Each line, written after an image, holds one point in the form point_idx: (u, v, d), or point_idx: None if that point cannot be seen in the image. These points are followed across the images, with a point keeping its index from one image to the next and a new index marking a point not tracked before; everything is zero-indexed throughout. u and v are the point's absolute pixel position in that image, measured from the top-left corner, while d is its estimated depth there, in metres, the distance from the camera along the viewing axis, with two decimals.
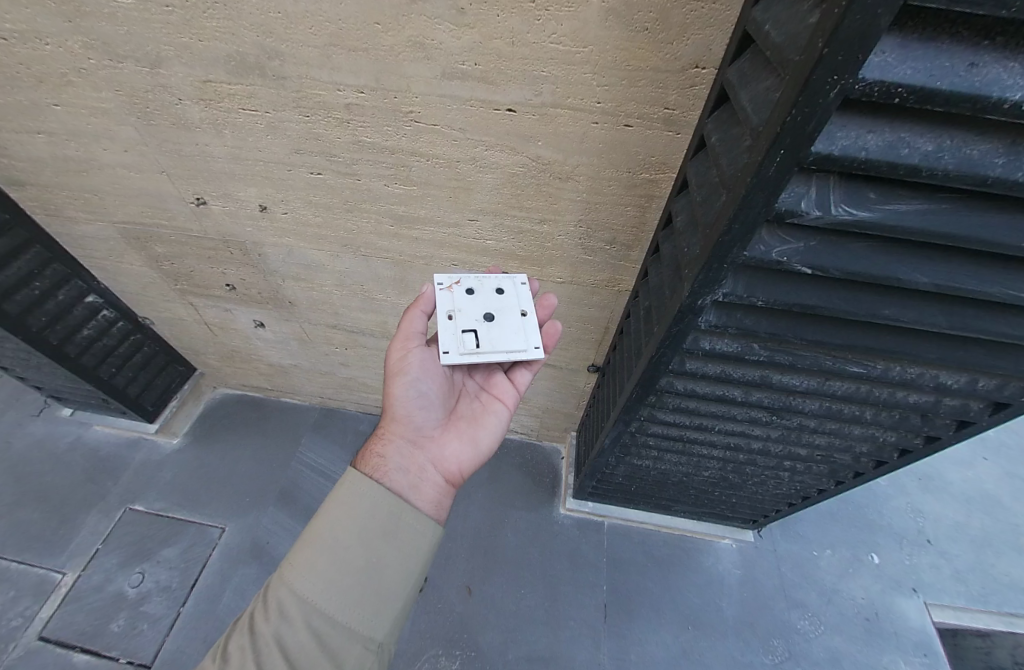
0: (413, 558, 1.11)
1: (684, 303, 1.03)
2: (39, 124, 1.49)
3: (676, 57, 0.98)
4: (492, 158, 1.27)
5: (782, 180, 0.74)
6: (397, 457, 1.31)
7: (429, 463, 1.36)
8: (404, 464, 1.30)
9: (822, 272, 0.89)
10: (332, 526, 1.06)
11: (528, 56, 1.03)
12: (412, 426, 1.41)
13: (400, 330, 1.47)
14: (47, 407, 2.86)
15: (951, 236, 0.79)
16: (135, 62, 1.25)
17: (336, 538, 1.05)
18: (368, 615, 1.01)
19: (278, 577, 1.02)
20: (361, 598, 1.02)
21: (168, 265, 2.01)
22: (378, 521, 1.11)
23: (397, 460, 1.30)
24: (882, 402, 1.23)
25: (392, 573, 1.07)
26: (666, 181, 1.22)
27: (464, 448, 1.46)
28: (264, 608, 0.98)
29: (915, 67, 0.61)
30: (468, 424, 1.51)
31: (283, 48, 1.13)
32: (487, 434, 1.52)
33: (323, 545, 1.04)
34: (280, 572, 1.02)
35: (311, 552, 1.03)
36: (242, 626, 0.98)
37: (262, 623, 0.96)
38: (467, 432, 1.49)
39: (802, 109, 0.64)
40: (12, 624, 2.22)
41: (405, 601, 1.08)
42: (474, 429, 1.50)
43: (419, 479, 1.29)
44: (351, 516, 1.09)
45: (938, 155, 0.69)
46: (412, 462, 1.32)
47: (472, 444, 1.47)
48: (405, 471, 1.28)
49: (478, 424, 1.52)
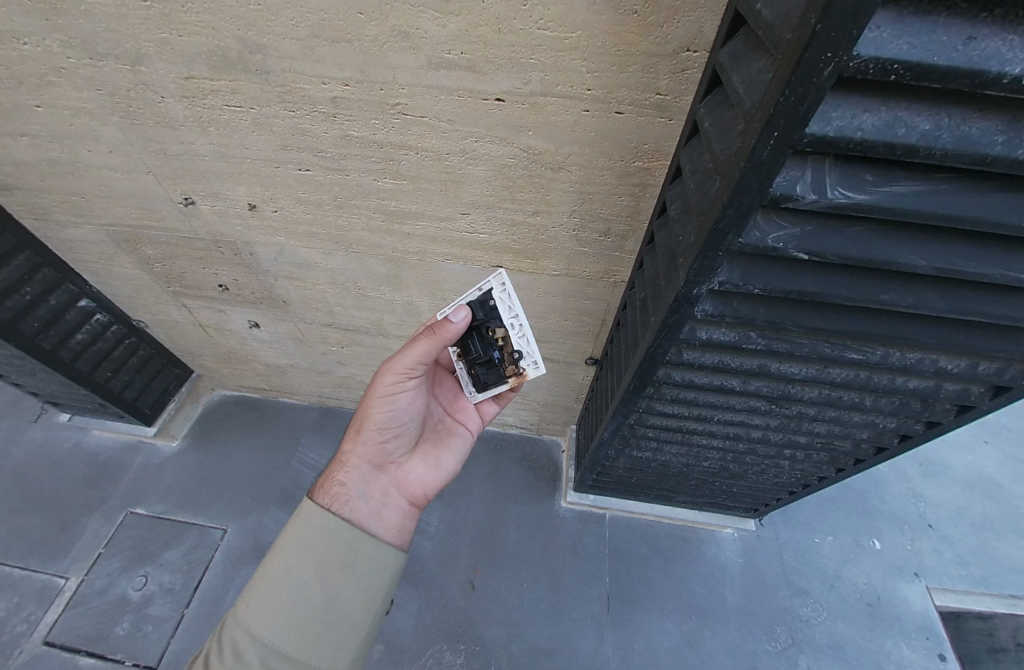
0: (373, 587, 1.12)
1: (679, 293, 1.01)
2: (22, 127, 1.46)
3: (666, 41, 0.96)
4: (482, 150, 1.25)
5: (776, 164, 0.72)
6: (361, 483, 1.32)
7: (393, 487, 1.40)
8: (369, 490, 1.32)
9: (819, 257, 0.88)
10: (287, 563, 1.05)
11: (515, 43, 1.01)
12: (382, 451, 1.42)
13: (401, 354, 1.37)
14: (45, 413, 2.85)
15: (950, 217, 0.77)
16: (116, 60, 1.23)
17: (291, 576, 1.04)
18: (325, 651, 1.02)
19: (235, 615, 1.02)
20: (319, 635, 1.03)
21: (159, 267, 1.99)
22: (335, 554, 1.10)
23: (360, 487, 1.31)
24: (882, 388, 1.22)
25: (351, 605, 1.08)
26: (660, 169, 1.20)
27: (427, 472, 1.52)
28: (219, 649, 0.98)
29: (911, 43, 0.59)
30: (432, 448, 1.58)
31: (265, 40, 1.10)
32: (449, 457, 1.60)
33: (278, 583, 1.04)
34: (237, 611, 1.02)
35: (265, 591, 1.03)
36: (199, 666, 0.98)
37: (216, 666, 0.95)
38: (431, 456, 1.55)
39: (796, 90, 0.62)
40: (16, 629, 2.23)
41: (366, 630, 1.10)
42: (437, 453, 1.58)
43: (382, 505, 1.32)
44: (307, 551, 1.08)
45: (936, 134, 0.67)
46: (375, 488, 1.35)
47: (434, 470, 1.54)
48: (368, 497, 1.30)
49: (441, 449, 1.59)
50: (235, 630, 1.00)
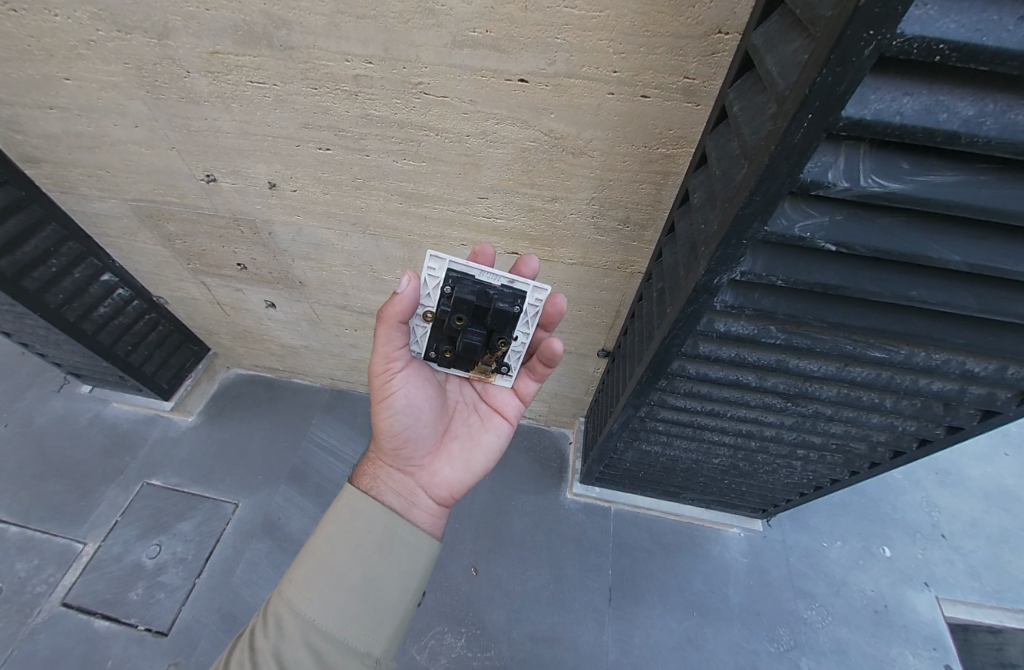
0: (408, 574, 1.13)
1: (699, 283, 0.99)
2: (52, 99, 1.49)
3: (697, 21, 0.93)
4: (503, 132, 1.23)
5: (808, 148, 0.70)
6: (390, 480, 1.32)
7: (421, 487, 1.36)
8: (398, 490, 1.30)
9: (847, 249, 0.85)
10: (330, 543, 1.08)
11: (541, 21, 0.99)
12: (406, 451, 1.38)
13: (377, 348, 1.27)
14: (67, 384, 2.93)
15: (987, 210, 0.74)
16: (143, 34, 1.24)
17: (332, 554, 1.07)
18: (363, 631, 1.02)
19: (278, 593, 1.03)
20: (358, 614, 1.03)
21: (180, 244, 2.02)
22: (375, 538, 1.12)
23: (390, 483, 1.31)
24: (904, 389, 1.19)
25: (388, 588, 1.09)
26: (684, 155, 1.18)
27: (456, 470, 1.44)
28: (265, 624, 1.00)
29: (958, 21, 0.57)
30: (463, 444, 1.48)
31: (290, 15, 1.10)
32: (482, 453, 1.50)
33: (321, 561, 1.06)
34: (279, 590, 1.03)
35: (308, 569, 1.05)
36: (244, 641, 0.99)
37: (262, 639, 0.97)
38: (459, 454, 1.46)
39: (834, 69, 0.60)
40: (36, 590, 2.31)
41: (401, 616, 1.10)
42: (467, 450, 1.48)
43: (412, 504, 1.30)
44: (348, 533, 1.10)
45: (979, 120, 0.65)
46: (405, 486, 1.33)
47: (464, 467, 1.46)
48: (399, 494, 1.29)
49: (470, 447, 1.49)
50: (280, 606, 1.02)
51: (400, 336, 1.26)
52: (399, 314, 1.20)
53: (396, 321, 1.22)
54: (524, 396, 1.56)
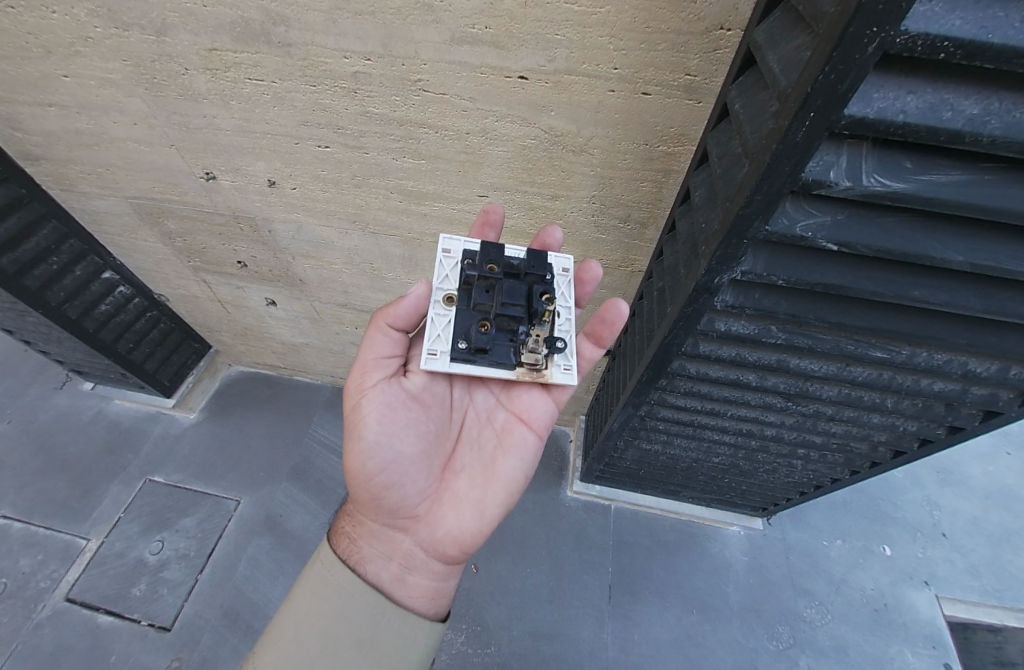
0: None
1: (700, 282, 0.98)
2: (50, 96, 1.49)
3: (699, 16, 0.92)
4: (503, 130, 1.22)
5: (811, 147, 0.69)
6: (377, 542, 1.25)
7: (419, 540, 1.27)
8: (386, 553, 1.23)
9: (849, 249, 0.84)
10: (305, 626, 1.06)
11: (541, 18, 0.98)
12: (396, 502, 1.26)
13: (358, 367, 1.30)
14: (70, 381, 2.94)
15: (992, 210, 0.73)
16: (140, 30, 1.23)
17: (304, 639, 1.05)
18: None
19: (253, 667, 1.06)
20: None
21: (181, 242, 2.02)
22: (349, 628, 1.07)
23: (375, 548, 1.23)
24: (905, 390, 1.18)
25: None
26: (685, 154, 1.17)
27: (465, 515, 1.30)
28: None
29: (964, 18, 0.56)
30: (470, 481, 1.33)
31: (287, 12, 1.09)
32: (496, 490, 1.33)
33: (292, 644, 1.05)
34: (254, 663, 1.06)
35: (277, 652, 1.05)
36: None
37: None
38: (466, 494, 1.31)
39: (836, 67, 0.59)
40: (40, 585, 2.32)
41: None
42: (475, 488, 1.33)
43: (406, 570, 1.23)
44: (321, 619, 1.07)
45: (984, 119, 0.64)
46: (394, 548, 1.25)
47: (473, 509, 1.30)
48: (387, 559, 1.22)
49: (480, 482, 1.34)
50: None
51: (383, 343, 1.30)
52: (392, 317, 1.29)
53: (384, 324, 1.29)
54: (549, 401, 1.43)
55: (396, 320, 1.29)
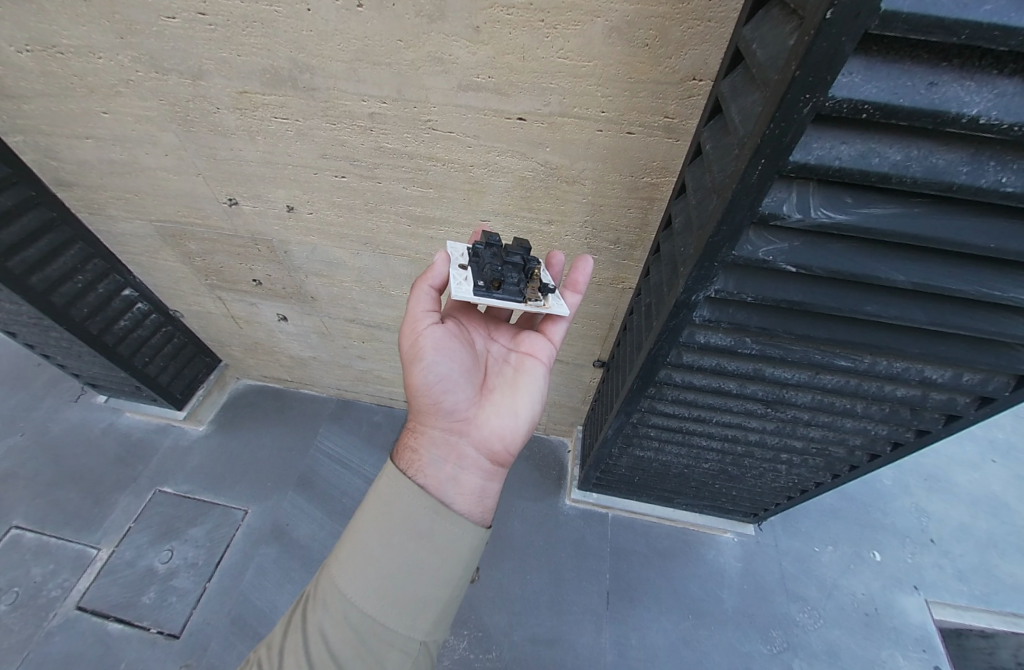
0: (451, 564, 1.07)
1: (679, 298, 1.10)
2: (89, 131, 1.63)
3: (674, 70, 1.06)
4: (503, 163, 1.36)
5: (765, 185, 0.82)
6: (433, 449, 1.26)
7: (469, 448, 1.31)
8: (442, 456, 1.26)
9: (807, 270, 0.97)
10: (370, 526, 1.06)
11: (537, 70, 1.13)
12: (445, 412, 1.32)
13: (408, 315, 1.34)
14: (84, 394, 3.05)
15: (922, 237, 0.86)
16: (179, 75, 1.37)
17: (373, 537, 1.05)
18: (404, 618, 1.02)
19: (326, 570, 1.07)
20: (398, 602, 1.02)
21: (199, 261, 2.14)
22: (413, 521, 1.07)
23: (432, 453, 1.25)
24: (872, 395, 1.29)
25: (429, 577, 1.05)
26: (667, 184, 1.30)
27: (505, 420, 1.37)
28: (315, 597, 1.05)
29: (879, 86, 0.69)
30: (506, 393, 1.41)
31: (313, 62, 1.23)
32: (529, 400, 1.42)
33: (361, 542, 1.06)
34: (327, 566, 1.07)
35: (349, 551, 1.06)
36: (301, 605, 1.07)
37: (312, 613, 1.03)
38: (504, 402, 1.39)
39: (779, 123, 0.73)
40: (51, 594, 2.38)
41: (445, 602, 1.06)
42: (511, 399, 1.40)
43: (460, 470, 1.26)
44: (386, 518, 1.07)
45: (906, 164, 0.77)
46: (450, 452, 1.27)
47: (512, 414, 1.38)
48: (443, 462, 1.24)
49: (515, 393, 1.42)
50: (328, 583, 1.05)
51: (428, 300, 1.32)
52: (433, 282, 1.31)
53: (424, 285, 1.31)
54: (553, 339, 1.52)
55: (437, 282, 1.30)
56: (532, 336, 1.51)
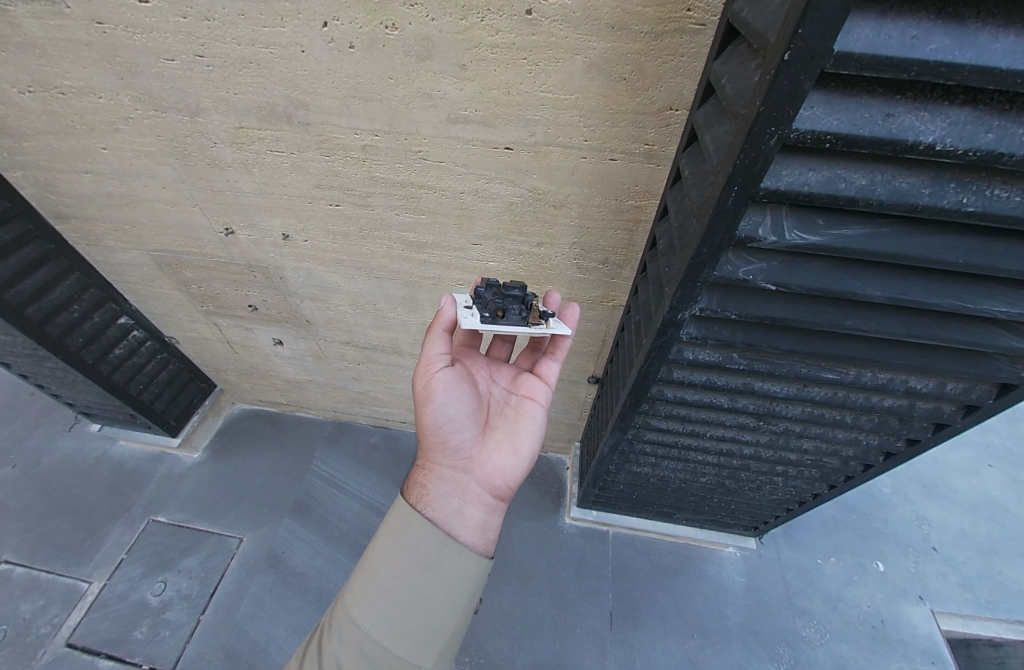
0: (459, 591, 1.09)
1: (666, 318, 1.14)
2: (88, 165, 1.67)
3: (651, 101, 1.12)
4: (493, 189, 1.40)
5: (739, 210, 0.86)
6: (440, 484, 1.27)
7: (474, 483, 1.32)
8: (449, 491, 1.26)
9: (786, 288, 1.01)
10: (384, 553, 1.08)
11: (522, 103, 1.18)
12: (450, 448, 1.34)
13: (420, 354, 1.35)
14: (77, 423, 3.03)
15: (892, 255, 0.90)
16: (177, 112, 1.42)
17: (386, 565, 1.07)
18: (416, 646, 1.02)
19: (340, 598, 1.08)
20: (411, 629, 1.02)
21: (196, 289, 2.17)
22: (423, 549, 1.09)
23: (439, 488, 1.26)
24: (859, 406, 1.32)
25: (439, 604, 1.06)
26: (650, 206, 1.35)
27: (506, 458, 1.40)
28: (330, 627, 1.05)
29: (839, 118, 0.74)
30: (507, 431, 1.44)
31: (307, 98, 1.29)
32: (527, 439, 1.46)
33: (375, 569, 1.07)
34: (342, 596, 1.08)
35: (364, 579, 1.07)
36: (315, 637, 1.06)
37: (326, 643, 1.02)
38: (505, 440, 1.42)
39: (748, 154, 0.77)
40: (40, 631, 2.33)
41: (454, 629, 1.07)
42: (511, 437, 1.44)
43: (465, 504, 1.26)
44: (399, 545, 1.09)
45: (871, 187, 0.82)
46: (456, 488, 1.28)
47: (512, 452, 1.41)
48: (449, 497, 1.25)
49: (515, 432, 1.45)
50: (343, 612, 1.05)
51: (442, 342, 1.33)
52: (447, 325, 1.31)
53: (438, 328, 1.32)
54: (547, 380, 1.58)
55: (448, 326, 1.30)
56: (531, 374, 1.57)
